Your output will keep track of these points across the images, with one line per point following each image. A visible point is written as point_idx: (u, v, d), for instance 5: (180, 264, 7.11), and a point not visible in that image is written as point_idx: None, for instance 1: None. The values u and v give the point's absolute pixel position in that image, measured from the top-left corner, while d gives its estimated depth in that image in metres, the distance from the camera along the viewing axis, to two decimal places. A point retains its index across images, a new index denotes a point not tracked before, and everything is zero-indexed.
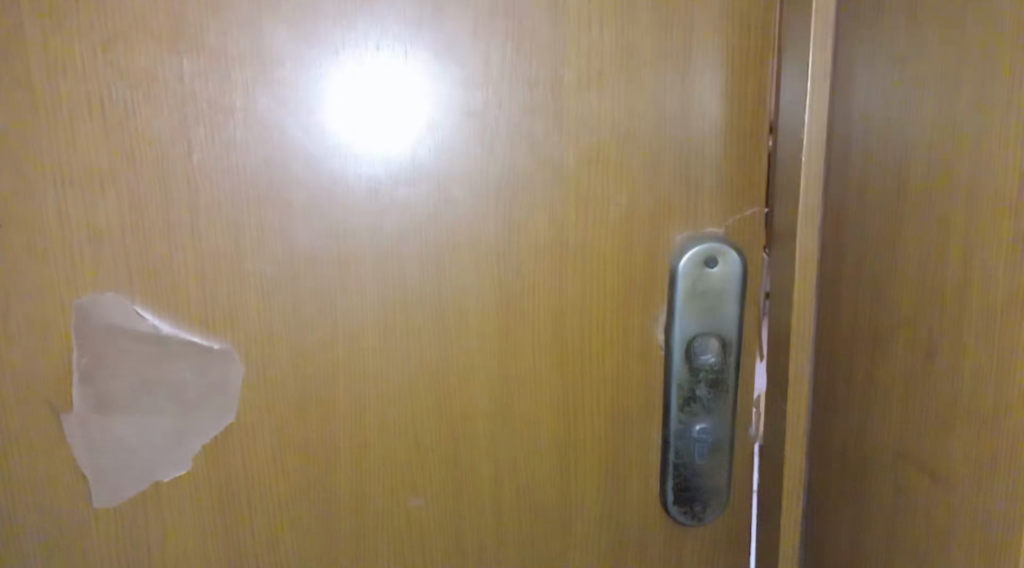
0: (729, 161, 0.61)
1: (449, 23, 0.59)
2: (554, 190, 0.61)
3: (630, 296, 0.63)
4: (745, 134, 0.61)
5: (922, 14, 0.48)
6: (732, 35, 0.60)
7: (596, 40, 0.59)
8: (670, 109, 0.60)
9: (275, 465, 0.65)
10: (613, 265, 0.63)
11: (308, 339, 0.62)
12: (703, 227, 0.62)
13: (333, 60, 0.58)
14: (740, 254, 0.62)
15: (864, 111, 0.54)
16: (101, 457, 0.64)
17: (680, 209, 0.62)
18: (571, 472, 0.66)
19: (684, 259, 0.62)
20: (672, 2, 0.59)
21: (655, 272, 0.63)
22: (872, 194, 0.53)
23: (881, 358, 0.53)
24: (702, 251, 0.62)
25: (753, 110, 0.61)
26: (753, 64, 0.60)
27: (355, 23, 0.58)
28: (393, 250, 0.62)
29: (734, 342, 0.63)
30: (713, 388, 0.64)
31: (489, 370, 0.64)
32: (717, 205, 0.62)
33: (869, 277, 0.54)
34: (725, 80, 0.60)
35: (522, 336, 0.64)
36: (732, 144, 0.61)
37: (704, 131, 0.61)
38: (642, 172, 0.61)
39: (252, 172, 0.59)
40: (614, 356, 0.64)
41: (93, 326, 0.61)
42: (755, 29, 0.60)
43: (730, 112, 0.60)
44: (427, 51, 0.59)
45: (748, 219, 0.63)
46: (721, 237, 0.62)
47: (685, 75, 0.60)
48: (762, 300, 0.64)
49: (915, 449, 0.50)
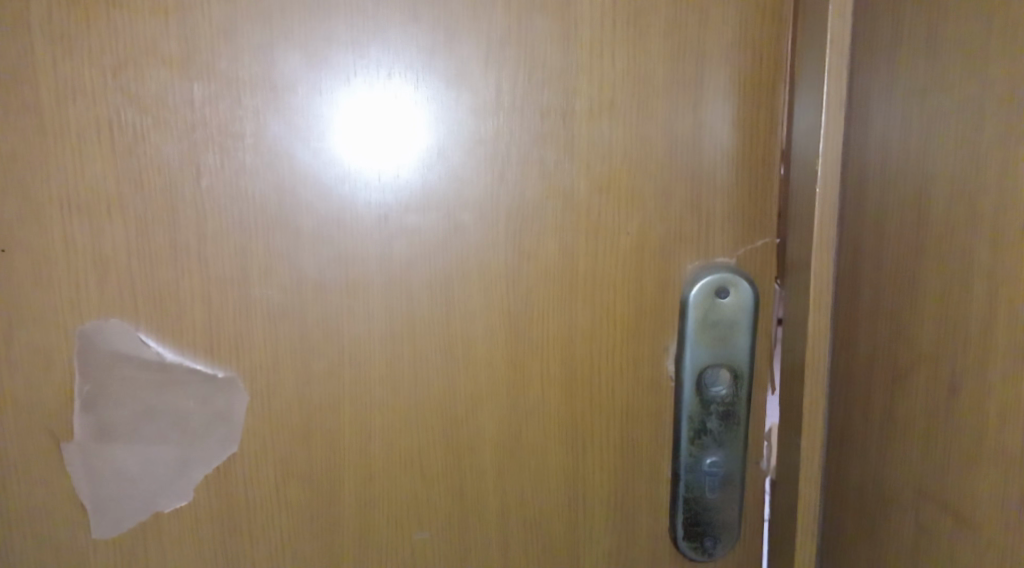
0: (740, 190, 0.61)
1: (460, 52, 0.58)
2: (566, 219, 0.61)
3: (639, 326, 0.63)
4: (756, 164, 0.60)
5: (941, 48, 0.48)
6: (744, 64, 0.59)
7: (608, 70, 0.59)
8: (682, 138, 0.60)
9: (279, 494, 0.63)
10: (623, 295, 0.62)
11: (314, 366, 0.62)
12: (713, 256, 0.62)
13: (344, 86, 0.58)
14: (752, 284, 0.61)
15: (878, 139, 0.53)
16: (101, 487, 0.62)
17: (690, 238, 0.61)
18: (580, 504, 0.65)
19: (695, 288, 0.61)
20: (683, 31, 0.59)
21: (665, 301, 0.62)
22: (888, 225, 0.53)
23: (900, 393, 0.52)
24: (714, 281, 0.61)
25: (765, 138, 0.60)
26: (765, 92, 0.60)
27: (367, 50, 0.58)
28: (401, 278, 0.61)
29: (746, 374, 0.62)
30: (724, 421, 0.63)
31: (497, 400, 0.63)
32: (727, 234, 0.61)
33: (885, 309, 0.53)
34: (736, 110, 0.60)
35: (531, 365, 0.63)
36: (744, 173, 0.61)
37: (715, 160, 0.60)
38: (654, 201, 0.61)
39: (262, 198, 0.59)
40: (624, 386, 0.63)
41: (96, 353, 0.60)
42: (765, 57, 0.59)
43: (741, 141, 0.60)
44: (438, 79, 0.58)
45: (759, 249, 0.62)
46: (732, 267, 0.62)
47: (697, 104, 0.60)
48: (775, 327, 0.63)
49: (936, 488, 0.49)
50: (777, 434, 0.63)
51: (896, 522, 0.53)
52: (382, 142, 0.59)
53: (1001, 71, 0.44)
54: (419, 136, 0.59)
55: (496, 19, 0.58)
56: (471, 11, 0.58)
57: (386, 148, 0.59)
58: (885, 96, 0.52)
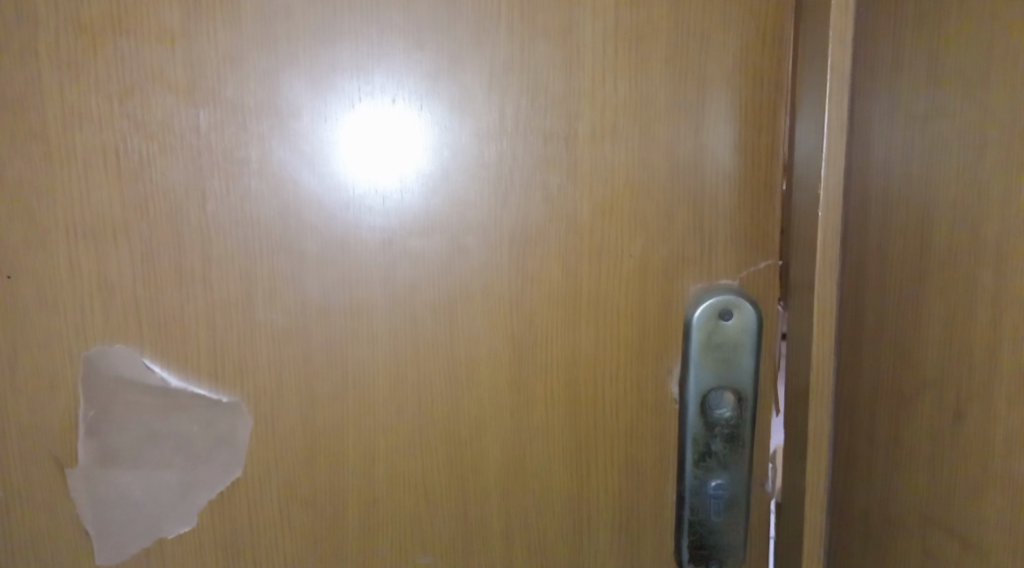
0: (743, 212, 0.61)
1: (463, 77, 0.59)
2: (569, 241, 0.61)
3: (642, 348, 0.63)
4: (758, 185, 0.61)
5: (941, 74, 0.48)
6: (745, 87, 0.60)
7: (610, 94, 0.60)
8: (684, 161, 0.60)
9: (282, 518, 0.63)
10: (626, 317, 0.62)
11: (318, 390, 0.62)
12: (716, 277, 0.62)
13: (347, 111, 0.58)
14: (755, 306, 0.62)
15: (879, 162, 0.53)
16: (105, 512, 0.62)
17: (694, 260, 0.62)
18: (584, 527, 0.65)
19: (698, 311, 0.61)
20: (684, 55, 0.60)
21: (669, 323, 0.62)
22: (890, 249, 0.53)
23: (905, 417, 0.52)
24: (717, 303, 0.61)
25: (766, 161, 0.60)
26: (767, 115, 0.60)
27: (371, 75, 0.58)
28: (405, 300, 0.61)
29: (750, 397, 0.62)
30: (728, 443, 0.63)
31: (501, 423, 0.63)
32: (730, 256, 0.62)
33: (889, 332, 0.53)
34: (737, 133, 0.60)
35: (535, 387, 0.63)
36: (746, 195, 0.61)
37: (717, 183, 0.61)
38: (657, 223, 0.61)
39: (267, 223, 0.59)
40: (628, 408, 0.63)
41: (101, 379, 0.60)
42: (766, 81, 0.60)
43: (743, 164, 0.60)
44: (441, 103, 0.59)
45: (762, 271, 0.62)
46: (735, 289, 0.62)
47: (698, 128, 0.60)
48: (779, 342, 0.63)
49: (942, 513, 0.49)
50: (781, 456, 0.63)
51: (903, 548, 0.53)
52: (385, 166, 0.59)
53: (1003, 99, 0.44)
54: (421, 159, 0.59)
55: (499, 44, 0.59)
56: (476, 37, 0.59)
57: (389, 172, 0.59)
58: (886, 119, 0.52)
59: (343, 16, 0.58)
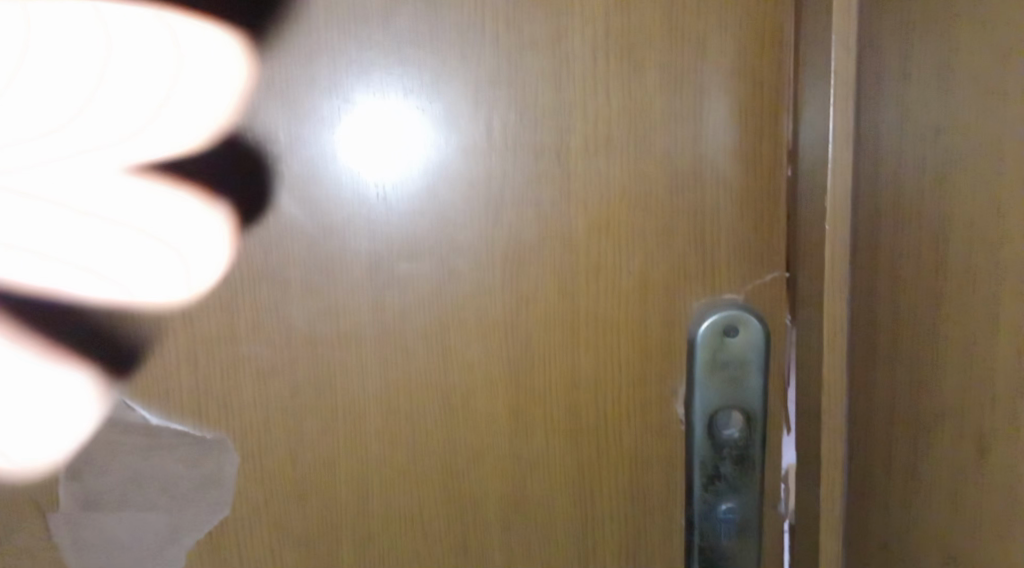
0: (746, 225, 0.58)
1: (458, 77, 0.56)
2: (564, 261, 0.58)
3: (645, 368, 0.60)
4: (761, 196, 0.58)
5: (952, 79, 0.45)
6: (744, 94, 0.57)
7: (603, 105, 0.57)
8: (683, 173, 0.58)
9: (276, 556, 0.61)
10: (627, 337, 0.60)
11: (307, 423, 0.59)
12: (719, 292, 0.60)
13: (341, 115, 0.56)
14: (761, 322, 0.59)
15: (888, 169, 0.50)
16: (92, 556, 0.60)
17: (696, 276, 0.59)
18: (590, 556, 0.62)
19: (702, 327, 0.59)
20: (680, 63, 0.57)
21: (672, 342, 0.60)
22: (903, 264, 0.49)
23: (923, 443, 0.49)
24: (721, 319, 0.59)
25: (769, 170, 0.58)
26: (768, 123, 0.57)
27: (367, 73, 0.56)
28: (396, 328, 0.59)
29: (759, 416, 0.60)
30: (738, 465, 0.60)
31: (499, 451, 0.61)
32: (734, 269, 0.59)
33: (904, 353, 0.50)
34: (738, 142, 0.57)
35: (533, 413, 0.60)
36: (748, 207, 0.58)
37: (718, 194, 0.58)
38: (657, 238, 0.59)
39: (247, 251, 0.57)
40: (632, 431, 0.61)
41: (78, 421, 0.58)
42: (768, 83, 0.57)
43: (744, 174, 0.58)
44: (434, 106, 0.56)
45: (769, 283, 0.60)
46: (739, 304, 0.59)
47: (697, 138, 0.57)
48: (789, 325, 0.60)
49: (966, 546, 0.46)
50: (794, 476, 0.61)
51: None
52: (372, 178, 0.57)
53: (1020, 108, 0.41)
54: (409, 171, 0.57)
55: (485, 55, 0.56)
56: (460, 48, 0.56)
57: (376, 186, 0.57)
58: (895, 124, 0.49)
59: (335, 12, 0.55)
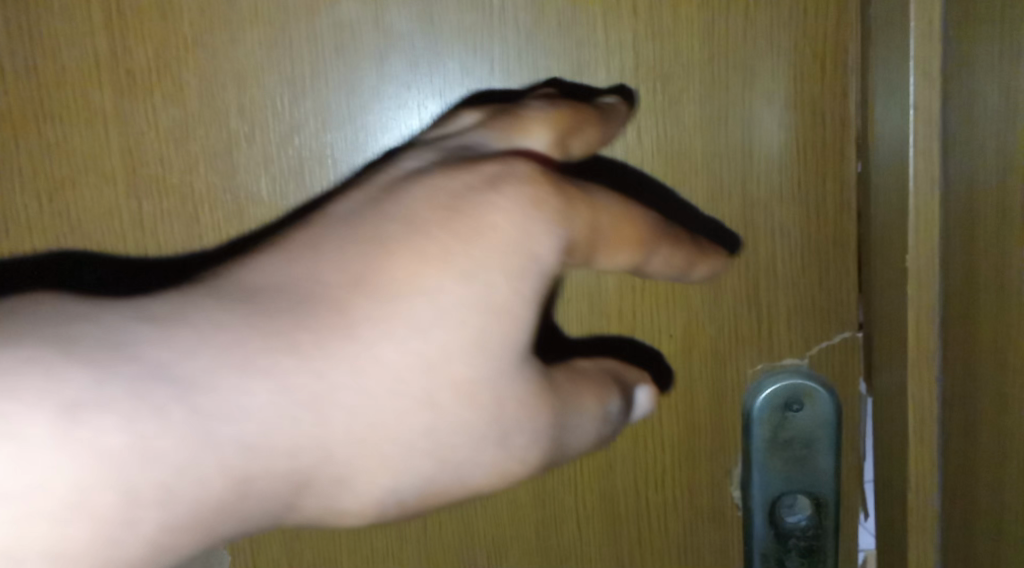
0: (806, 276, 0.51)
1: (514, 87, 0.48)
2: (597, 322, 0.53)
3: (695, 443, 0.53)
4: (825, 242, 0.51)
5: None
6: (801, 125, 0.49)
7: (635, 145, 0.50)
8: (734, 220, 0.51)
9: None
10: (672, 409, 0.53)
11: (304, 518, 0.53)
12: (779, 357, 0.52)
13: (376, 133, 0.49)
14: (831, 392, 0.52)
15: (989, 224, 0.39)
16: None
17: (749, 336, 0.52)
18: None
19: (760, 400, 0.52)
20: (724, 92, 0.49)
21: (724, 412, 0.53)
22: (1010, 347, 0.38)
23: None
24: (783, 391, 0.51)
25: (834, 211, 0.50)
26: (830, 159, 0.49)
27: (406, 85, 0.49)
28: None
29: (831, 501, 0.52)
30: (806, 558, 0.52)
31: (525, 540, 0.54)
32: (793, 327, 0.52)
33: (1013, 460, 0.39)
34: (795, 180, 0.50)
35: (564, 497, 0.54)
36: (809, 255, 0.51)
37: (773, 244, 0.51)
38: (703, 295, 0.52)
39: None
40: (680, 515, 0.54)
41: None
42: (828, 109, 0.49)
43: (804, 218, 0.51)
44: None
45: (838, 345, 0.52)
46: (804, 371, 0.52)
47: (746, 179, 0.50)
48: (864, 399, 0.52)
49: None
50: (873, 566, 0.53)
51: None
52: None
53: None
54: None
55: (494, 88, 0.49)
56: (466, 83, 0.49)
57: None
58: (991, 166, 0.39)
59: (371, 12, 0.48)
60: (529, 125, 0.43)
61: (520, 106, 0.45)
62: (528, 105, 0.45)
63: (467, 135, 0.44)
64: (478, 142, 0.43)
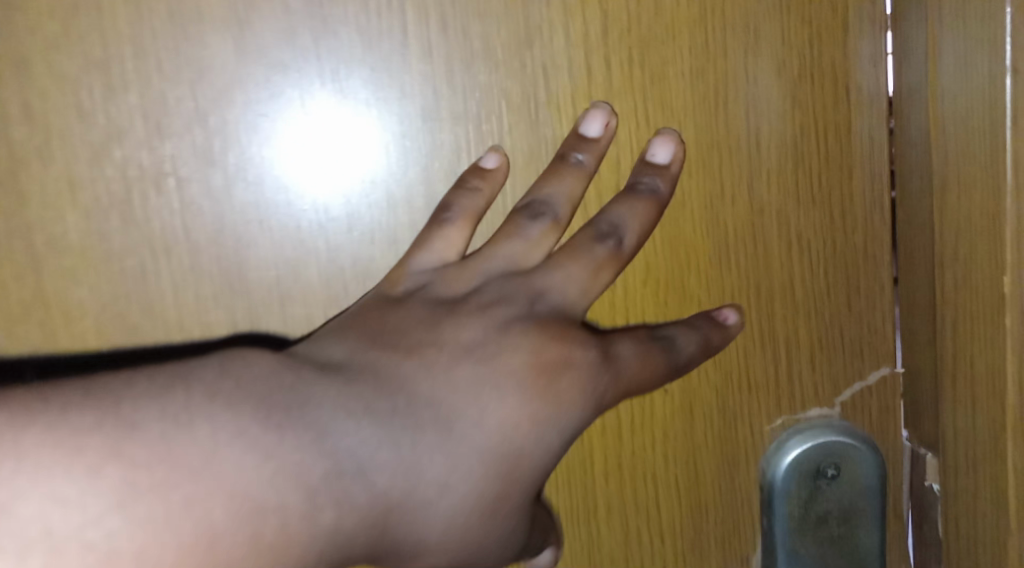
0: (832, 303, 0.39)
1: (435, 69, 0.34)
2: None
3: (701, 524, 0.41)
4: (853, 257, 0.39)
5: None
6: (818, 107, 0.37)
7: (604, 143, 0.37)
8: (737, 235, 0.38)
9: None
10: (670, 488, 0.40)
11: None
12: (801, 408, 0.40)
13: (237, 136, 0.34)
14: (874, 449, 0.40)
15: None
16: None
17: (762, 386, 0.40)
18: None
19: (786, 464, 0.40)
20: (717, 66, 0.37)
21: (737, 487, 0.41)
22: None
23: None
24: (814, 452, 0.39)
25: (864, 217, 0.39)
26: (857, 148, 0.38)
27: (273, 63, 0.34)
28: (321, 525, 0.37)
29: None
30: None
31: None
32: (816, 371, 0.40)
33: None
34: (813, 179, 0.38)
35: None
36: (833, 275, 0.39)
37: (788, 264, 0.39)
38: None
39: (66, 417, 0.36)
40: None
41: None
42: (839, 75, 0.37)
43: (826, 227, 0.39)
44: (383, 115, 0.34)
45: (876, 388, 0.40)
46: (838, 424, 0.40)
47: (751, 181, 0.38)
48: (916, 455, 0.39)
49: None
50: None
51: None
52: (291, 245, 0.35)
53: None
54: (348, 230, 0.35)
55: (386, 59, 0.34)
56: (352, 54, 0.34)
57: (294, 260, 0.35)
58: None
59: None
60: (614, 253, 0.36)
61: (595, 221, 0.37)
62: (605, 225, 0.36)
63: (550, 266, 0.36)
64: (501, 268, 0.36)
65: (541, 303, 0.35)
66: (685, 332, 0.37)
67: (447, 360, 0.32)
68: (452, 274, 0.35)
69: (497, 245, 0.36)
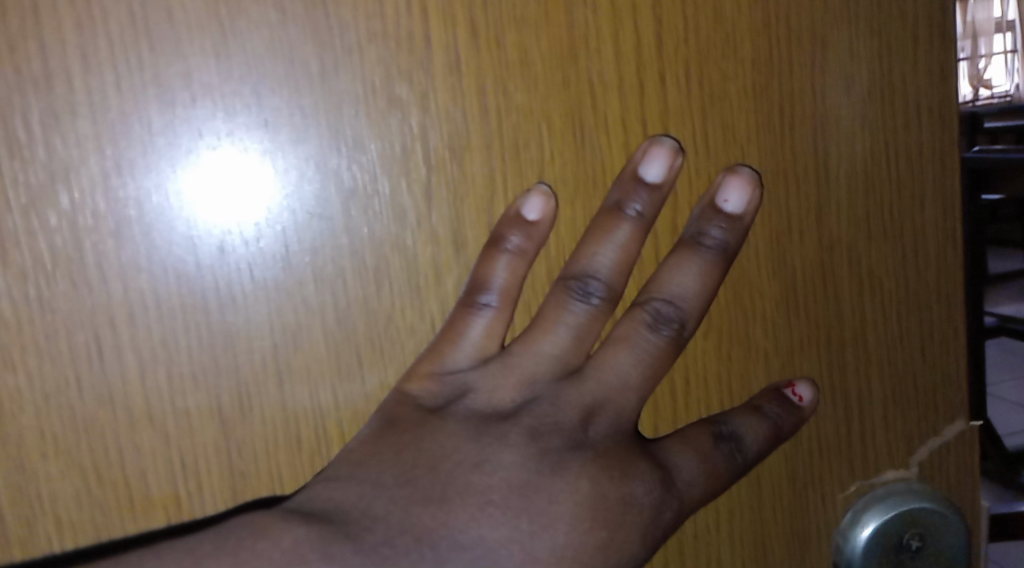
0: (909, 347, 0.34)
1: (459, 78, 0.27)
2: None
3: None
4: (931, 294, 0.33)
5: None
6: (896, 120, 0.32)
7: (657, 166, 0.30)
8: (806, 272, 0.32)
9: None
10: (734, 566, 0.34)
11: None
12: (877, 471, 0.34)
13: (140, 214, 0.26)
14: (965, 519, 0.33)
15: None
16: None
17: (832, 446, 0.34)
18: None
19: (858, 540, 0.33)
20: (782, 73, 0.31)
21: (808, 563, 0.35)
22: None
23: None
24: (893, 525, 0.32)
25: (944, 247, 0.33)
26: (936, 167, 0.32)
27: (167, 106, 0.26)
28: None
29: None
30: None
31: None
32: (893, 427, 0.34)
33: None
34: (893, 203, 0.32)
35: None
36: (911, 315, 0.33)
37: (863, 304, 0.33)
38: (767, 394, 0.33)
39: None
40: None
41: None
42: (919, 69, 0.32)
43: (904, 259, 0.33)
44: (290, 161, 0.27)
45: (957, 442, 0.35)
46: (918, 488, 0.33)
47: (822, 208, 0.32)
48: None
49: None
50: None
51: None
52: (289, 304, 0.28)
53: None
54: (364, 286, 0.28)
55: (374, 73, 0.27)
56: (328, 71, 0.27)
57: (296, 330, 0.28)
58: None
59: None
60: (674, 340, 0.31)
61: (645, 304, 0.31)
62: (665, 308, 0.31)
63: (602, 366, 0.31)
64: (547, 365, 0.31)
65: (595, 426, 0.30)
66: (752, 423, 0.32)
67: (500, 514, 0.28)
68: (493, 373, 0.31)
69: (535, 340, 0.30)
